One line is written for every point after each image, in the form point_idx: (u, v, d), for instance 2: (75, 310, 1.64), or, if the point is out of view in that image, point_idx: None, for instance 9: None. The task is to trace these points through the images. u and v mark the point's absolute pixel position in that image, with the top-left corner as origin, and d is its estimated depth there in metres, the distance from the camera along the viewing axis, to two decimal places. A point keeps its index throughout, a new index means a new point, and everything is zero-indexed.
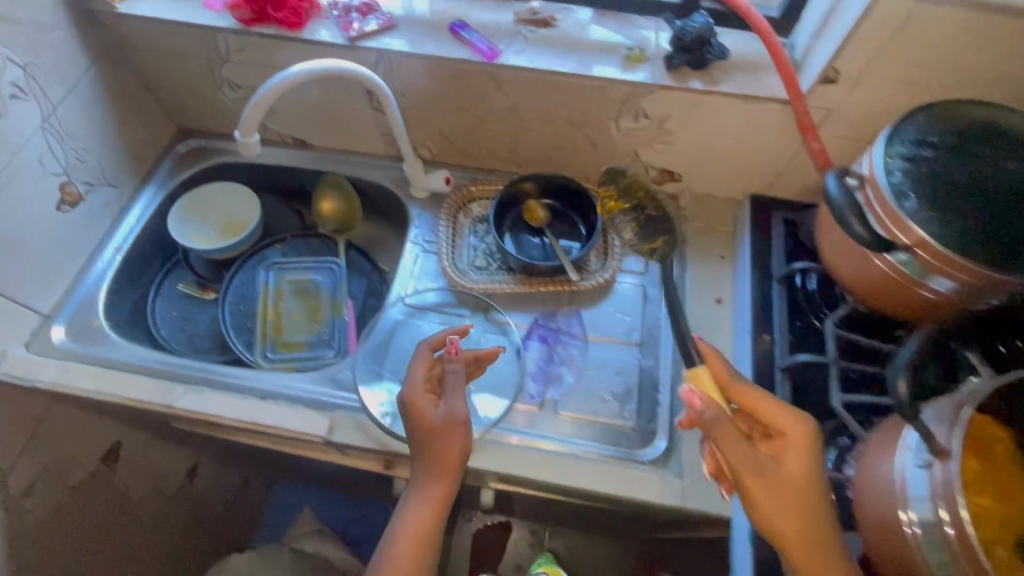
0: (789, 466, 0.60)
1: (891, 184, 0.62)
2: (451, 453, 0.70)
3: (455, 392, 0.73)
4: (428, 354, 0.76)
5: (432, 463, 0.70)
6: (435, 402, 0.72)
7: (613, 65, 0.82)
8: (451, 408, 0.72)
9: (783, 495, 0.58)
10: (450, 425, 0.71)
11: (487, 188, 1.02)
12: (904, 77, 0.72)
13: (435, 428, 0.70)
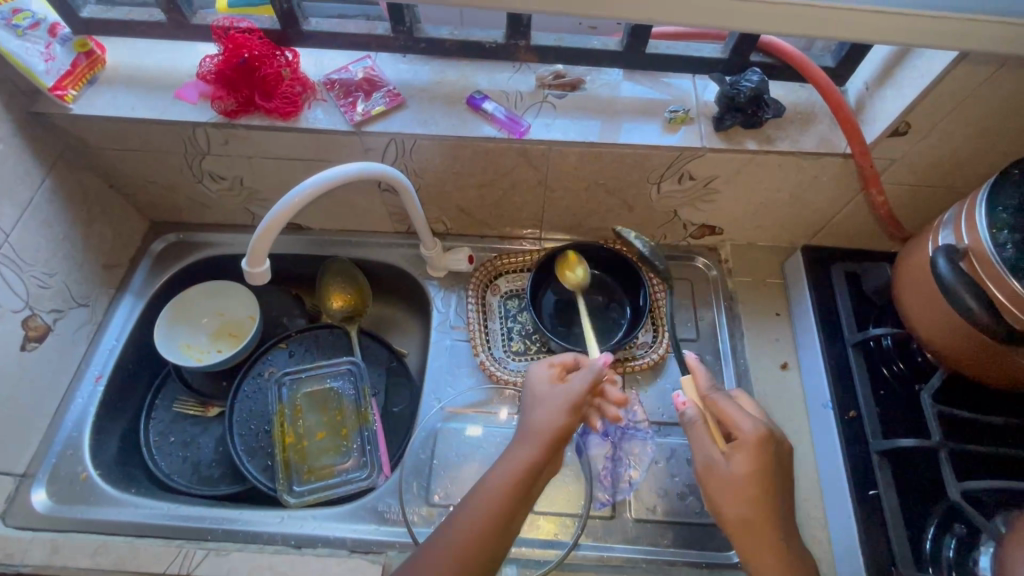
0: (737, 466, 0.59)
1: (1003, 258, 0.56)
2: (539, 453, 0.62)
3: (566, 398, 0.66)
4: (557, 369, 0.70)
5: (502, 469, 0.62)
6: (548, 402, 0.66)
7: (653, 130, 0.74)
8: (563, 405, 0.65)
9: (715, 487, 0.59)
10: (554, 424, 0.64)
11: (513, 261, 0.92)
12: (983, 127, 0.66)
13: (545, 431, 0.63)
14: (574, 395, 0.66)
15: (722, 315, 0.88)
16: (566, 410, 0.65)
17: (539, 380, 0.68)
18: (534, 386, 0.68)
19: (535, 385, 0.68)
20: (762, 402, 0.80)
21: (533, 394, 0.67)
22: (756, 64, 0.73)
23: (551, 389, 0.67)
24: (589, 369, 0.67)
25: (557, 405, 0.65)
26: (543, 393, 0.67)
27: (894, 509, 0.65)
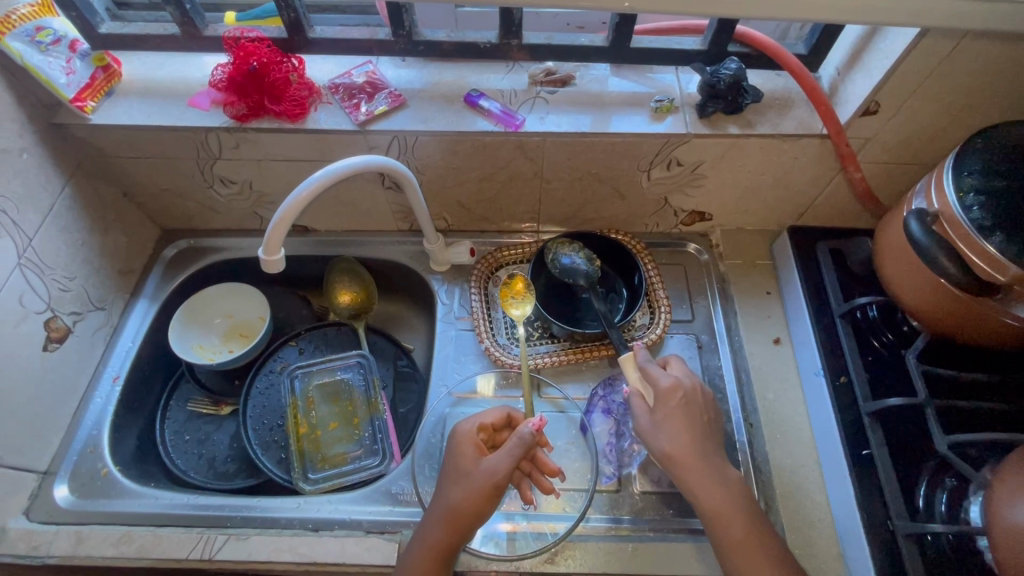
0: (660, 415, 0.71)
1: (972, 220, 0.60)
2: (460, 526, 0.66)
3: (502, 452, 0.69)
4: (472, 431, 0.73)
5: (443, 505, 0.68)
6: (468, 479, 0.69)
7: (641, 119, 0.78)
8: (480, 487, 0.67)
9: (650, 434, 0.70)
10: (470, 504, 0.67)
11: (513, 252, 0.96)
12: (949, 103, 0.70)
13: (456, 512, 0.67)
14: (501, 469, 0.68)
15: (716, 296, 0.92)
16: (483, 492, 0.67)
17: (463, 449, 0.71)
18: (458, 453, 0.71)
19: (459, 458, 0.71)
20: (757, 376, 0.83)
21: (454, 467, 0.70)
22: (734, 55, 0.78)
23: (482, 462, 0.70)
24: (510, 447, 0.69)
25: (477, 487, 0.67)
26: (463, 464, 0.70)
27: (887, 465, 0.68)
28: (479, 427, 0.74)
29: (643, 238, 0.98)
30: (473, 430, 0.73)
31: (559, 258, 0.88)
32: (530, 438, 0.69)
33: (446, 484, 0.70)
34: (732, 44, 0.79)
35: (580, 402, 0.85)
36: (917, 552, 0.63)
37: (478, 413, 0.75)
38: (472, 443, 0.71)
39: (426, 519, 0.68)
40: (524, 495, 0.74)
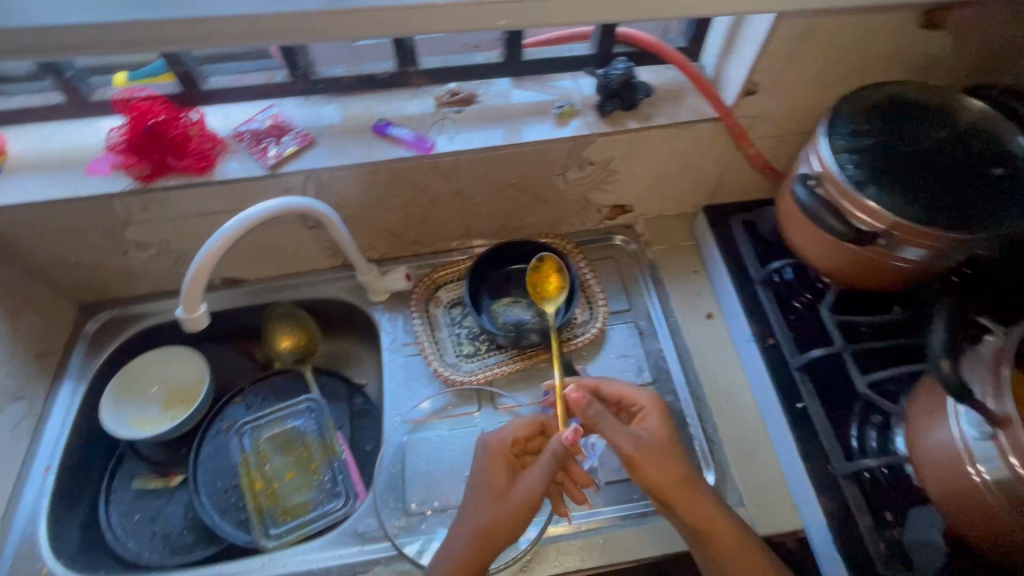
0: (653, 430, 0.71)
1: (849, 176, 0.65)
2: (491, 544, 0.66)
3: (540, 468, 0.69)
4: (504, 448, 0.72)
5: (471, 528, 0.67)
6: (505, 497, 0.68)
7: (547, 126, 0.81)
8: (517, 504, 0.67)
9: (650, 457, 0.68)
10: (505, 522, 0.67)
11: (450, 270, 0.97)
12: (816, 75, 0.77)
13: (489, 532, 0.66)
14: (537, 487, 0.68)
15: (648, 283, 0.96)
16: (519, 509, 0.67)
17: (496, 465, 0.71)
18: (490, 469, 0.71)
19: (493, 474, 0.70)
20: (695, 351, 0.88)
21: (487, 484, 0.70)
22: (621, 55, 0.83)
23: (517, 482, 0.69)
24: (543, 462, 0.70)
25: (514, 505, 0.67)
26: (497, 481, 0.70)
27: (820, 414, 0.72)
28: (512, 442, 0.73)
29: (573, 238, 1.01)
30: (506, 447, 0.72)
31: (510, 318, 0.90)
32: (564, 451, 0.69)
33: (477, 504, 0.69)
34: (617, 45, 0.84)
35: (535, 407, 0.86)
36: (857, 490, 0.68)
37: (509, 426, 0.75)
38: (505, 461, 0.71)
39: (451, 533, 0.68)
40: (558, 507, 0.73)
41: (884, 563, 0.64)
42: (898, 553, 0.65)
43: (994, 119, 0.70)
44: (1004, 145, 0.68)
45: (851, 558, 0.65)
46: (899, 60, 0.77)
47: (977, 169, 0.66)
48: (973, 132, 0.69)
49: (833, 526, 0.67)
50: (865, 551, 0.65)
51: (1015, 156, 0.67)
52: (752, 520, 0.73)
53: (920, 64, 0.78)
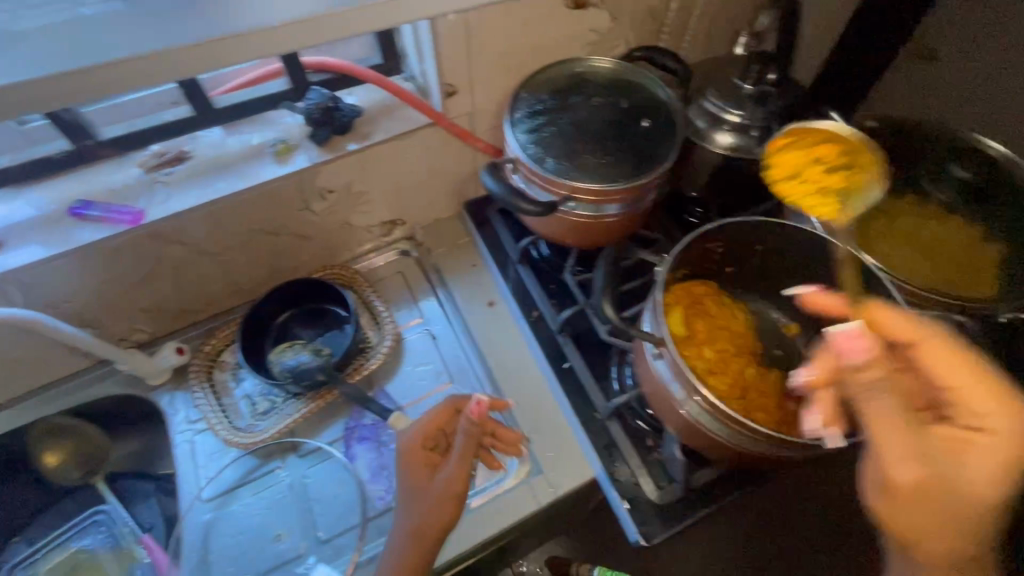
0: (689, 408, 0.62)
1: (531, 156, 0.70)
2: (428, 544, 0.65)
3: (457, 452, 0.68)
4: (415, 442, 0.71)
5: (400, 537, 0.66)
6: (426, 494, 0.68)
7: (266, 166, 0.80)
8: (438, 496, 0.67)
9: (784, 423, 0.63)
10: (435, 523, 0.65)
11: (229, 330, 0.93)
12: (504, 65, 0.82)
13: (421, 534, 0.65)
14: (455, 477, 0.67)
15: (434, 287, 0.99)
16: (445, 503, 0.66)
17: (414, 463, 0.70)
18: (410, 471, 0.70)
19: (411, 475, 0.70)
20: (483, 341, 0.91)
21: (409, 487, 0.70)
22: (319, 83, 0.83)
23: (437, 474, 0.69)
24: (456, 450, 0.68)
25: (433, 499, 0.67)
26: (416, 479, 0.69)
27: (581, 368, 0.80)
28: (426, 432, 0.72)
29: (355, 263, 1.01)
30: (420, 442, 0.71)
31: (287, 365, 0.83)
32: (474, 426, 0.68)
33: (404, 510, 0.68)
34: (312, 74, 0.84)
35: (340, 442, 0.84)
36: (621, 427, 0.75)
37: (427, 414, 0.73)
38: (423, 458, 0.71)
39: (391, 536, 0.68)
40: (491, 463, 0.74)
41: (651, 486, 0.70)
42: (663, 472, 0.71)
43: (637, 73, 0.77)
44: (650, 94, 0.76)
45: (626, 492, 0.70)
46: (574, 37, 0.84)
47: (632, 120, 0.73)
48: (624, 87, 0.76)
49: (610, 468, 0.72)
50: (637, 481, 0.71)
51: (660, 102, 0.75)
52: (553, 480, 0.76)
53: (593, 38, 0.86)
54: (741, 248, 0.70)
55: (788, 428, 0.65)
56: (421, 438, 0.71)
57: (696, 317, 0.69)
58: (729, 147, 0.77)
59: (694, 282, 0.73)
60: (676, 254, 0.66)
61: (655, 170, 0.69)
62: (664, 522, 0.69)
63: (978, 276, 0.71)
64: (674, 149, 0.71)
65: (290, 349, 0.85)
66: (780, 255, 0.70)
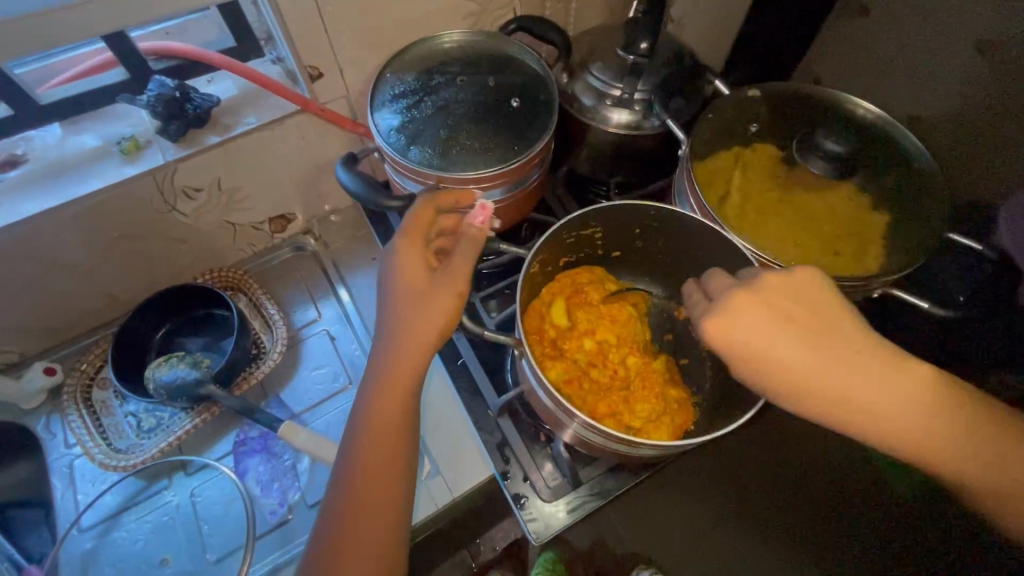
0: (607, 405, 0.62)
1: (393, 145, 0.66)
2: (406, 379, 0.58)
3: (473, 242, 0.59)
4: (417, 249, 0.60)
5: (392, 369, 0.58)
6: (427, 299, 0.58)
7: (113, 167, 0.72)
8: (439, 303, 0.57)
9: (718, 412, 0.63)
10: (427, 333, 0.57)
11: (106, 346, 0.86)
12: (371, 42, 0.74)
13: (415, 341, 0.57)
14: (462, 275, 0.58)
15: (333, 284, 0.94)
16: (448, 310, 0.58)
17: (410, 271, 0.59)
18: (406, 277, 0.59)
19: (407, 285, 0.59)
20: None
21: (401, 297, 0.58)
22: (162, 71, 0.75)
23: (438, 278, 0.59)
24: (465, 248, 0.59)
25: (438, 306, 0.57)
26: (418, 284, 0.58)
27: (475, 364, 0.74)
28: (414, 233, 0.60)
29: (246, 264, 0.95)
30: (416, 241, 0.60)
31: (163, 380, 0.77)
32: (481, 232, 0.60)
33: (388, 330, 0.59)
34: (152, 59, 0.75)
35: (230, 456, 0.80)
36: (513, 424, 0.71)
37: (409, 215, 0.61)
38: (418, 260, 0.59)
39: (371, 364, 0.60)
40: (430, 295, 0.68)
41: (543, 482, 0.69)
42: (557, 466, 0.69)
43: (514, 47, 0.73)
44: (527, 71, 0.71)
45: (518, 491, 0.68)
46: (450, 7, 0.77)
47: (504, 98, 0.68)
48: (499, 63, 0.71)
49: (502, 466, 0.70)
50: (528, 479, 0.69)
51: (537, 78, 0.70)
52: (453, 481, 0.70)
53: (471, 8, 0.78)
54: (621, 231, 0.67)
55: (666, 418, 0.63)
56: (420, 250, 0.60)
57: (578, 305, 0.66)
58: (624, 124, 0.73)
59: (577, 269, 0.69)
60: (546, 244, 0.62)
61: (526, 152, 0.64)
62: (555, 516, 0.68)
63: (863, 249, 0.69)
64: (547, 128, 0.66)
65: (172, 363, 0.78)
66: (662, 239, 0.67)
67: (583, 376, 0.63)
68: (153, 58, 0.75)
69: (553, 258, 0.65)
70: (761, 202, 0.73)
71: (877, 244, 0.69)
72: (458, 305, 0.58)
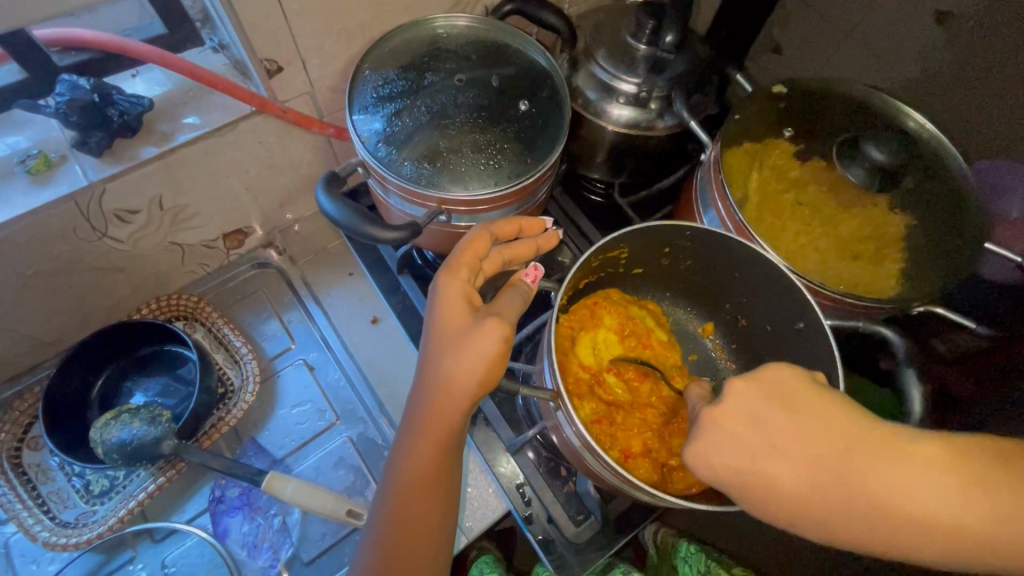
0: (628, 447, 0.57)
1: (382, 159, 0.55)
2: (441, 435, 0.47)
3: (520, 295, 0.47)
4: (462, 278, 0.46)
5: (429, 422, 0.46)
6: (469, 341, 0.44)
7: (17, 191, 0.58)
8: (488, 349, 0.44)
9: None
10: (471, 380, 0.44)
11: (32, 399, 0.72)
12: (338, 30, 0.62)
13: (456, 387, 0.45)
14: (515, 312, 0.46)
15: (307, 306, 0.82)
16: (496, 358, 0.44)
17: (454, 303, 0.46)
18: (447, 310, 0.46)
19: (447, 317, 0.46)
20: (370, 369, 0.77)
21: (443, 332, 0.46)
22: (69, 69, 0.60)
23: (486, 317, 0.45)
24: (517, 287, 0.47)
25: (485, 350, 0.44)
26: (455, 325, 0.45)
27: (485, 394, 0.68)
28: (459, 264, 0.47)
29: (199, 287, 0.82)
30: (460, 273, 0.46)
31: (113, 443, 0.65)
32: (531, 288, 0.48)
33: (431, 360, 0.46)
34: (56, 55, 0.60)
35: (205, 515, 0.70)
36: (531, 460, 0.66)
37: (457, 245, 0.48)
38: (462, 296, 0.46)
39: (407, 421, 0.48)
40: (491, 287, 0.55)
41: (569, 523, 0.63)
42: (577, 504, 0.65)
43: (512, 35, 0.63)
44: (530, 63, 0.62)
45: (541, 534, 0.63)
46: None
47: (509, 98, 0.59)
48: (496, 55, 0.61)
49: (523, 509, 0.63)
50: (552, 519, 0.63)
51: (542, 72, 0.61)
52: (467, 523, 0.64)
53: None
54: (646, 252, 0.62)
55: None
56: (463, 279, 0.46)
57: (606, 335, 0.62)
58: (627, 122, 0.66)
59: (595, 296, 0.64)
60: (571, 277, 0.55)
61: (541, 165, 0.56)
62: (584, 560, 0.62)
63: (882, 254, 0.63)
64: (561, 134, 0.58)
65: (118, 420, 0.66)
66: (689, 259, 0.63)
67: (613, 411, 0.59)
68: (56, 50, 0.59)
69: (573, 286, 0.60)
70: (778, 204, 0.66)
71: (897, 248, 0.63)
72: (504, 351, 0.45)
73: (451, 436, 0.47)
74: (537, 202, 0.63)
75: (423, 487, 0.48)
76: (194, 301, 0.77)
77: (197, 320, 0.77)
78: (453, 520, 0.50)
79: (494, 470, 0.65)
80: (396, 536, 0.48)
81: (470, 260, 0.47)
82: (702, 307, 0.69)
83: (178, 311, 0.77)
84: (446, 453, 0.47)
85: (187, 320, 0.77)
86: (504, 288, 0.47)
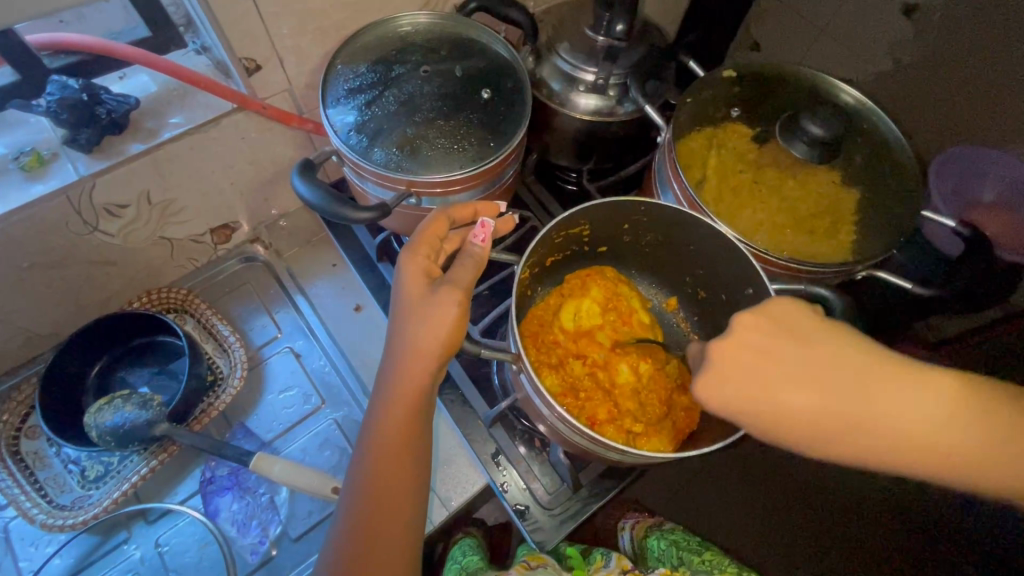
0: (596, 413, 0.61)
1: (354, 147, 0.59)
2: (410, 399, 0.50)
3: (475, 261, 0.50)
4: (421, 254, 0.50)
5: (397, 388, 0.49)
6: (428, 309, 0.48)
7: (11, 187, 0.61)
8: (446, 313, 0.48)
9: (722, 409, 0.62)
10: (432, 345, 0.48)
11: (29, 390, 0.75)
12: (312, 29, 0.66)
13: (419, 352, 0.48)
14: (470, 279, 0.49)
15: (292, 296, 0.86)
16: (455, 321, 0.48)
17: (414, 277, 0.49)
18: (409, 284, 0.49)
19: (409, 290, 0.49)
20: (353, 353, 0.81)
21: (405, 304, 0.49)
22: (59, 72, 0.63)
23: (443, 285, 0.48)
24: (472, 255, 0.50)
25: (443, 315, 0.48)
26: (417, 297, 0.49)
27: (461, 372, 0.71)
28: (420, 243, 0.51)
29: (189, 281, 0.85)
30: (420, 250, 0.50)
31: (107, 426, 0.68)
32: (485, 254, 0.51)
33: (397, 330, 0.50)
34: (46, 59, 0.63)
35: (196, 496, 0.73)
36: (505, 432, 0.69)
37: (419, 225, 0.52)
38: (421, 271, 0.49)
39: (378, 390, 0.51)
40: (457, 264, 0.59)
41: (542, 491, 0.67)
42: (550, 472, 0.68)
43: (475, 29, 0.67)
44: (492, 55, 0.66)
45: (517, 502, 0.66)
46: None
47: (472, 88, 0.62)
48: (459, 48, 0.65)
49: (499, 478, 0.66)
50: (527, 488, 0.66)
51: (503, 63, 0.65)
52: (445, 495, 0.65)
53: None
54: (609, 230, 0.66)
55: (668, 420, 0.62)
56: (422, 255, 0.50)
57: (590, 305, 0.67)
58: (591, 110, 0.70)
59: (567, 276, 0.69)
60: (532, 253, 0.59)
61: (503, 148, 0.60)
62: (558, 524, 0.65)
63: (836, 227, 0.66)
64: (522, 118, 0.62)
65: (113, 405, 0.69)
66: (649, 236, 0.67)
67: (581, 381, 0.62)
68: (46, 54, 0.63)
69: (538, 264, 0.64)
70: (736, 184, 0.69)
71: (850, 220, 0.67)
72: (461, 316, 0.48)
73: (420, 400, 0.50)
74: (505, 186, 0.66)
75: (395, 449, 0.51)
76: (182, 294, 0.80)
77: (185, 313, 0.81)
78: (425, 481, 0.53)
79: (472, 442, 0.68)
80: (371, 498, 0.51)
81: (428, 238, 0.51)
82: (666, 285, 0.74)
83: (166, 305, 0.80)
84: (417, 415, 0.51)
85: (176, 314, 0.80)
86: (460, 257, 0.51)
